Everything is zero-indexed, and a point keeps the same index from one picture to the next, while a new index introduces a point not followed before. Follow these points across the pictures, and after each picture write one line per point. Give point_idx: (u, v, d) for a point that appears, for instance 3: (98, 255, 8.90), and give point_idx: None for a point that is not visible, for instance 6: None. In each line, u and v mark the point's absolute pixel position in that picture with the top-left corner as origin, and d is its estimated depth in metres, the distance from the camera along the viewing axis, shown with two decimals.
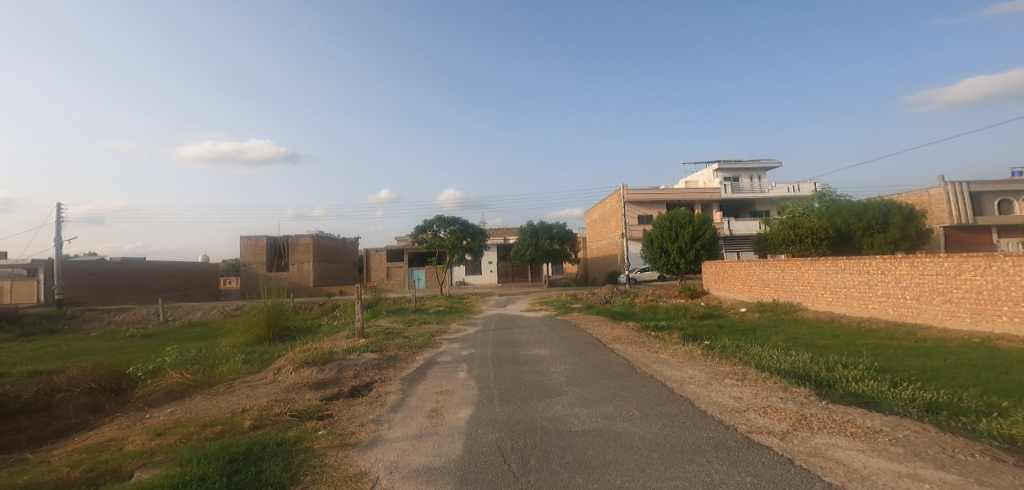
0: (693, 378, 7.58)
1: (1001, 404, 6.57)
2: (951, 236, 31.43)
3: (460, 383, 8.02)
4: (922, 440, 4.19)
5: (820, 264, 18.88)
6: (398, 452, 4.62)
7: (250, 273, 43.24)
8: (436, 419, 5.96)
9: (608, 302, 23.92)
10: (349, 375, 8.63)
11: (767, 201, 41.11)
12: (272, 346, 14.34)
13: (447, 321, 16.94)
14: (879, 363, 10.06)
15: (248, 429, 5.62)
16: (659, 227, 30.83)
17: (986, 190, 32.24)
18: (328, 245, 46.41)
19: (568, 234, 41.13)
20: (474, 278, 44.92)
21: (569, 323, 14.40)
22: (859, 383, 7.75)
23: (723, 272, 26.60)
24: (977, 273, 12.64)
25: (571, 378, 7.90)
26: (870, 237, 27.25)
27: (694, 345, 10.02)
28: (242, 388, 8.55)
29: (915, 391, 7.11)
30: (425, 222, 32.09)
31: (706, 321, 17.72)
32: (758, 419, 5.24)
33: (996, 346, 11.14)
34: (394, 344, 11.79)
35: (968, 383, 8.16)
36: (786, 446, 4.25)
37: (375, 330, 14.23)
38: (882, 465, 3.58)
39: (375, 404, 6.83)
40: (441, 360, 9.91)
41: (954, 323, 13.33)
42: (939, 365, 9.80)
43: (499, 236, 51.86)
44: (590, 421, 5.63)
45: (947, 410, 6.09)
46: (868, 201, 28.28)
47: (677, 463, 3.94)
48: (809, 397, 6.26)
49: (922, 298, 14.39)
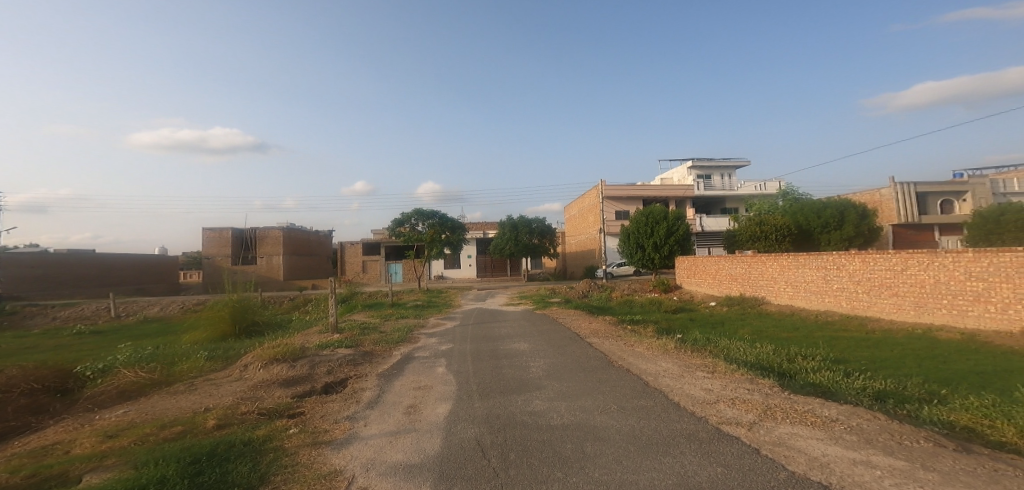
0: (667, 371, 7.82)
1: (940, 391, 7.12)
2: (898, 233, 33.43)
3: (438, 378, 8.00)
4: (873, 428, 4.47)
5: (783, 259, 19.62)
6: (375, 449, 4.57)
7: (213, 266, 41.46)
8: (414, 415, 5.93)
9: (585, 296, 24.30)
10: (322, 371, 8.45)
11: (735, 199, 42.39)
12: (237, 343, 13.87)
13: (425, 315, 16.83)
14: (835, 354, 10.63)
15: (211, 429, 5.44)
16: (635, 223, 31.41)
17: (931, 191, 34.31)
18: (299, 237, 45.19)
19: (547, 229, 41.27)
20: (453, 272, 44.65)
21: (548, 317, 14.52)
22: (816, 373, 8.18)
23: (695, 267, 27.32)
24: (921, 268, 13.54)
25: (550, 372, 7.99)
26: (827, 234, 28.70)
27: (667, 338, 10.30)
28: (204, 387, 8.24)
29: (866, 381, 7.54)
30: (403, 215, 31.57)
31: (678, 315, 18.29)
32: (727, 410, 5.46)
33: (938, 336, 11.95)
34: (370, 339, 11.60)
35: (912, 372, 8.76)
36: (752, 436, 4.46)
37: (350, 325, 14.03)
38: (839, 453, 3.80)
39: (350, 401, 6.73)
40: (419, 355, 9.84)
41: (900, 315, 14.24)
42: (887, 355, 10.45)
43: (477, 229, 51.71)
44: (568, 415, 5.74)
45: (894, 398, 6.53)
46: (826, 200, 29.73)
47: (653, 455, 4.07)
48: (773, 388, 6.54)
49: (872, 292, 15.28)
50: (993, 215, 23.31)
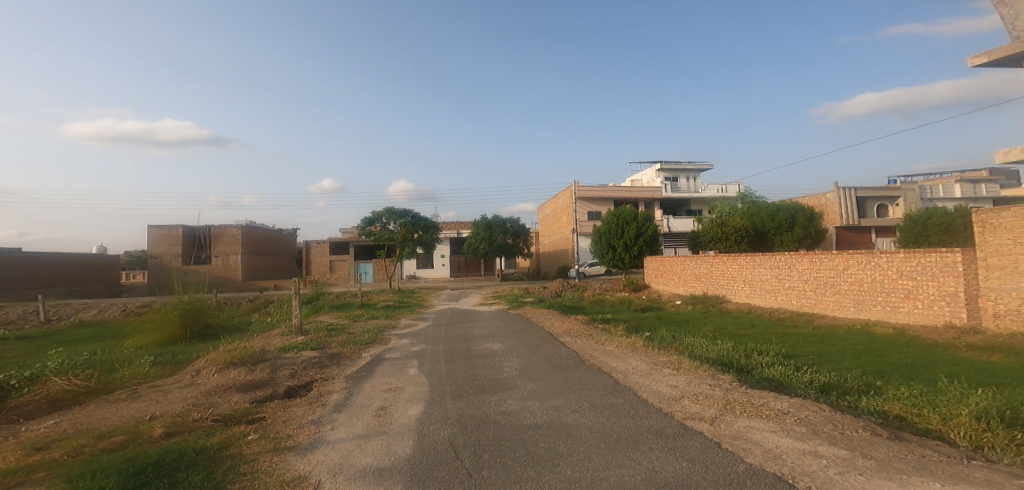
0: (635, 369, 8.01)
1: (876, 383, 7.68)
2: (840, 235, 35.68)
3: (410, 379, 7.87)
4: (819, 419, 4.77)
5: (741, 259, 20.50)
6: (343, 453, 4.44)
7: (160, 266, 39.01)
8: (384, 417, 5.81)
9: (558, 296, 24.53)
10: (284, 375, 8.12)
11: (700, 201, 43.78)
12: (187, 347, 13.12)
13: (396, 316, 16.51)
14: (787, 349, 11.23)
15: (158, 438, 5.11)
16: (607, 223, 32.02)
17: (868, 195, 36.83)
18: (260, 236, 43.32)
19: (520, 229, 41.29)
20: (425, 272, 44.02)
21: (521, 317, 14.52)
22: (771, 368, 8.62)
23: (662, 267, 28.07)
24: (860, 268, 14.62)
25: (523, 371, 8.02)
26: (780, 236, 30.27)
27: (636, 337, 10.56)
28: (151, 394, 7.74)
29: (812, 374, 8.02)
30: (373, 213, 30.78)
31: (647, 313, 18.77)
32: (691, 406, 5.67)
33: (876, 331, 12.90)
34: (337, 341, 11.27)
35: (852, 365, 9.39)
36: (714, 430, 4.65)
37: (315, 327, 13.57)
38: (789, 444, 4.06)
39: (315, 404, 6.50)
40: (390, 357, 9.65)
41: (841, 312, 15.25)
42: (832, 349, 11.13)
43: (450, 229, 51.23)
44: (541, 414, 5.78)
45: (837, 390, 6.99)
46: (779, 203, 31.44)
47: (623, 451, 4.17)
48: (732, 383, 6.85)
49: (818, 290, 16.24)
50: (921, 218, 25.38)
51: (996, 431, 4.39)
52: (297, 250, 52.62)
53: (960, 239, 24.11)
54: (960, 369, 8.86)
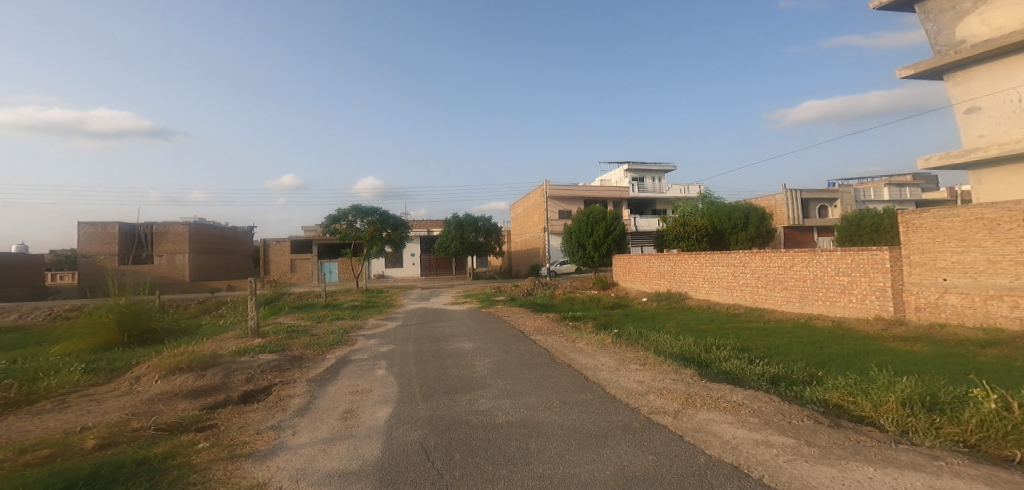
0: (604, 365, 8.14)
1: (819, 373, 8.18)
2: (787, 235, 37.74)
3: (377, 380, 7.67)
4: (770, 410, 5.02)
5: (701, 257, 21.26)
6: (305, 458, 4.27)
7: (93, 266, 36.31)
8: (350, 420, 5.63)
9: (530, 294, 24.59)
10: (239, 380, 7.71)
11: (665, 201, 45.06)
12: (127, 353, 12.26)
13: (363, 316, 16.07)
14: (741, 343, 11.77)
15: (92, 450, 4.72)
16: (577, 222, 32.43)
17: (810, 196, 39.07)
18: (211, 234, 41.09)
19: (492, 228, 41.05)
20: (394, 271, 43.18)
21: (492, 316, 14.43)
22: (728, 361, 8.99)
23: (629, 265, 28.69)
24: (803, 266, 15.53)
25: (494, 370, 7.98)
26: (735, 235, 31.66)
27: (604, 333, 10.74)
28: (85, 404, 7.16)
29: (763, 367, 8.43)
30: (338, 211, 29.83)
31: (615, 311, 19.15)
32: (656, 400, 5.82)
33: (817, 324, 13.78)
34: (298, 343, 10.85)
35: (798, 357, 9.96)
36: (677, 423, 4.80)
37: (274, 329, 13.01)
38: (745, 435, 4.25)
39: (274, 409, 6.22)
40: (356, 358, 9.38)
41: (788, 307, 16.14)
42: (780, 342, 11.76)
43: (420, 227, 50.45)
44: (513, 412, 5.77)
45: (785, 381, 7.38)
46: (735, 204, 32.90)
47: (592, 447, 4.23)
48: (693, 377, 7.10)
49: (768, 287, 17.10)
50: (854, 219, 27.02)
51: (919, 415, 4.74)
52: (255, 249, 50.38)
53: (889, 238, 26.03)
54: (891, 358, 9.58)
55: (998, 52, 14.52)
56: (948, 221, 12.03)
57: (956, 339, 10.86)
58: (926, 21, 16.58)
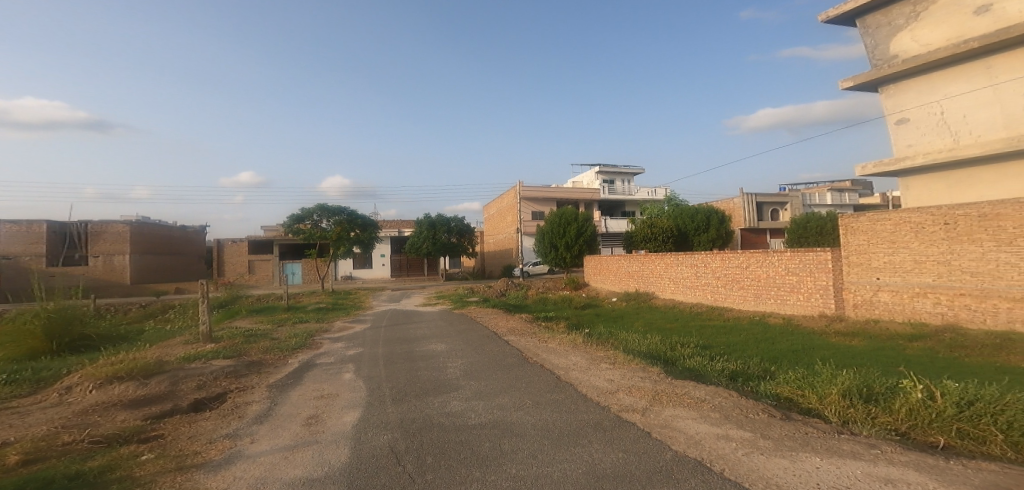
0: (576, 365, 8.21)
1: (772, 368, 8.57)
2: (744, 237, 39.41)
3: (344, 385, 7.46)
4: (729, 405, 5.21)
5: (667, 258, 21.84)
6: (265, 467, 4.08)
7: (16, 268, 33.60)
8: (315, 426, 5.44)
9: (503, 295, 24.53)
10: (189, 387, 7.26)
11: (633, 203, 46.11)
12: (59, 362, 11.37)
13: (329, 318, 15.61)
14: (702, 340, 12.16)
15: (16, 466, 4.26)
16: (550, 223, 32.64)
17: (765, 200, 40.87)
18: (154, 234, 38.92)
19: (465, 228, 40.69)
20: (362, 272, 42.21)
21: (464, 317, 14.30)
22: (692, 359, 9.26)
23: (599, 265, 29.12)
24: (757, 266, 16.22)
25: (467, 372, 7.91)
26: (697, 237, 32.77)
27: (576, 333, 10.86)
28: (7, 418, 6.51)
29: (722, 363, 8.75)
30: (303, 211, 28.84)
31: (586, 310, 19.38)
32: (625, 398, 5.93)
33: (770, 321, 14.47)
34: (256, 348, 10.39)
35: (754, 352, 10.40)
36: (645, 420, 4.89)
37: (229, 333, 12.42)
38: (707, 430, 4.38)
39: (229, 417, 5.90)
40: (321, 362, 9.08)
41: (745, 305, 16.82)
42: (738, 339, 12.22)
43: (391, 227, 49.48)
44: (486, 414, 5.73)
45: (743, 376, 7.68)
46: (697, 206, 34.06)
47: (564, 447, 4.25)
48: (660, 375, 7.28)
49: (727, 286, 17.76)
50: (801, 222, 28.49)
51: (858, 406, 5.05)
52: (206, 250, 48.17)
53: (831, 241, 27.59)
54: (832, 352, 10.16)
55: (924, 68, 15.70)
56: (881, 224, 12.91)
57: (887, 333, 11.66)
58: (865, 35, 17.59)
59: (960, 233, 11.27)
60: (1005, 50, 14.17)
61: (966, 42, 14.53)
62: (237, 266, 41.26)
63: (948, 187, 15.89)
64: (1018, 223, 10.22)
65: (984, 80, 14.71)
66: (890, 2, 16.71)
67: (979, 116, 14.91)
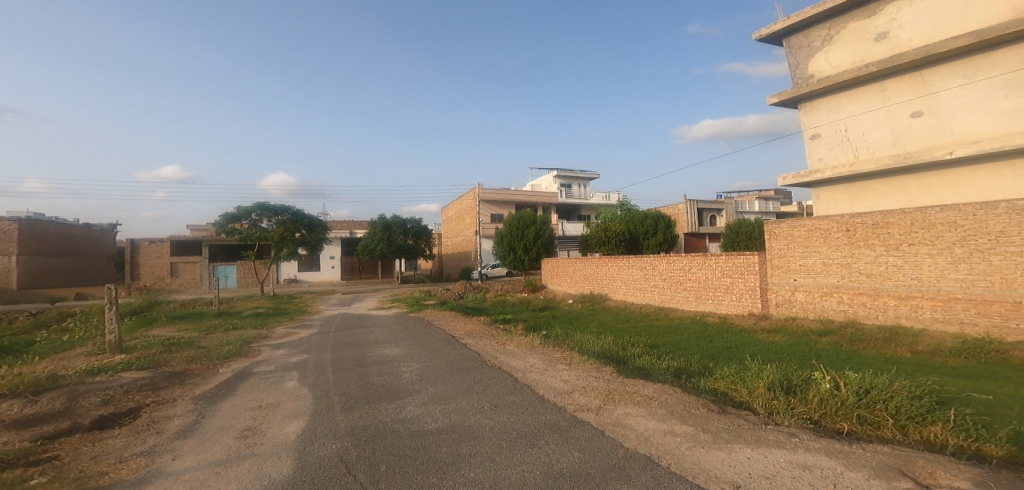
0: (533, 366, 8.29)
1: (712, 365, 9.01)
2: (688, 241, 41.46)
3: (287, 393, 7.10)
4: (674, 401, 5.45)
5: (619, 260, 22.51)
6: (195, 483, 3.79)
7: None
8: (253, 438, 5.13)
9: (461, 297, 24.30)
10: (97, 402, 6.51)
11: (589, 207, 47.24)
12: None
13: (269, 324, 14.80)
14: (651, 340, 12.62)
15: None
16: (508, 226, 32.77)
17: (707, 206, 43.19)
18: (48, 232, 35.02)
19: (422, 230, 39.96)
20: (309, 275, 40.48)
21: (421, 320, 14.03)
22: (643, 358, 9.58)
23: (556, 268, 29.50)
24: (697, 268, 17.06)
25: (423, 376, 7.78)
26: (647, 241, 34.02)
27: (534, 335, 10.95)
28: None
29: (669, 361, 9.11)
30: (241, 210, 27.20)
31: (544, 312, 19.57)
32: (581, 398, 6.04)
33: (708, 320, 15.29)
34: (178, 358, 9.63)
35: (697, 350, 10.92)
36: (598, 419, 5.01)
37: (146, 342, 11.43)
38: (655, 426, 4.54)
39: (148, 432, 5.38)
40: (258, 371, 8.58)
41: (687, 305, 17.64)
42: (681, 338, 12.77)
43: (343, 228, 47.89)
44: (443, 418, 5.65)
45: (687, 373, 8.03)
46: (647, 211, 35.40)
47: (521, 449, 4.26)
48: (613, 374, 7.49)
49: (672, 287, 18.54)
50: (734, 227, 30.35)
51: (781, 398, 5.44)
52: (117, 251, 44.05)
53: (760, 246, 29.47)
54: (758, 348, 10.84)
55: (834, 88, 17.16)
56: (796, 231, 14.00)
57: (801, 329, 12.67)
58: (788, 55, 18.95)
59: (857, 238, 12.62)
60: (897, 76, 15.81)
61: (866, 65, 16.04)
62: (156, 268, 38.07)
63: (850, 197, 17.42)
64: (902, 230, 11.66)
65: (879, 102, 16.28)
66: (810, 25, 18.14)
67: (875, 134, 16.43)
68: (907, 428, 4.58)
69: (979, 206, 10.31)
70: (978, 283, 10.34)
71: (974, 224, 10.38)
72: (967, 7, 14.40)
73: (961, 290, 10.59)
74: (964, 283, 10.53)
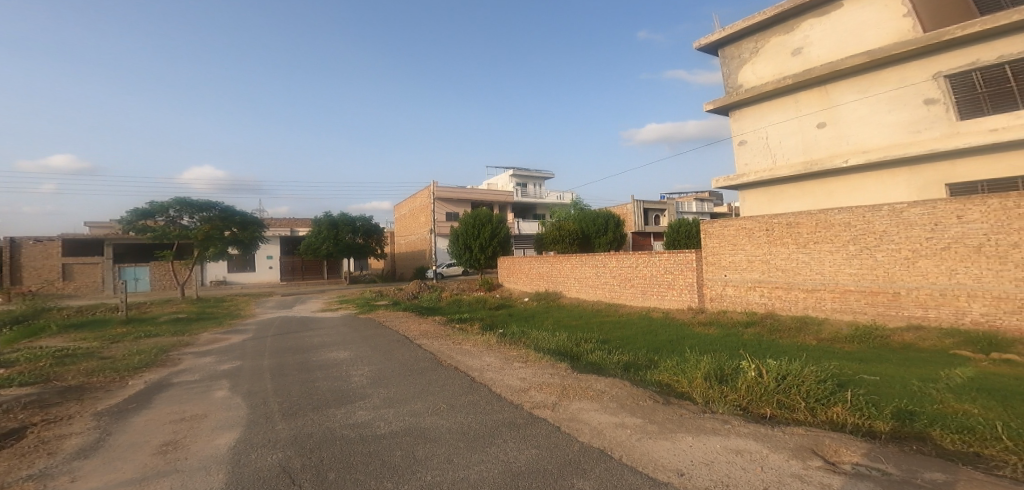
0: (489, 365, 8.24)
1: (656, 358, 9.33)
2: (636, 240, 42.97)
3: (216, 404, 6.64)
4: (624, 394, 5.59)
5: (572, 259, 22.95)
6: None
7: None
8: (176, 453, 4.74)
9: (414, 297, 23.85)
10: None
11: (544, 207, 47.82)
12: None
13: (193, 330, 13.80)
14: (602, 335, 12.95)
15: None
16: (463, 224, 32.57)
17: (655, 206, 44.99)
18: None
19: (372, 227, 38.79)
20: (239, 277, 38.28)
21: (372, 322, 13.61)
22: (595, 353, 9.78)
23: (511, 267, 29.62)
24: (642, 266, 17.70)
25: (374, 379, 7.53)
26: (599, 239, 34.89)
27: (490, 334, 10.89)
28: None
29: (617, 356, 9.35)
30: (156, 207, 25.06)
31: (498, 311, 19.61)
32: (536, 395, 6.06)
33: (652, 315, 15.91)
34: (77, 371, 8.75)
35: (643, 344, 11.33)
36: (553, 415, 5.06)
37: (39, 354, 10.27)
38: (607, 420, 4.63)
39: (40, 454, 4.82)
40: (178, 381, 7.98)
41: (634, 301, 18.26)
42: (627, 333, 13.22)
43: (286, 227, 45.58)
44: (396, 421, 5.49)
45: (633, 367, 8.26)
46: (597, 211, 36.36)
47: (478, 448, 4.22)
48: (566, 370, 7.60)
49: (620, 284, 19.13)
50: (676, 227, 31.69)
51: (715, 387, 5.71)
52: None
53: (696, 245, 31.14)
54: (696, 340, 11.39)
55: (758, 98, 18.31)
56: (727, 229, 14.78)
57: (731, 321, 13.48)
58: (722, 66, 19.92)
59: (774, 237, 13.53)
60: (806, 88, 17.09)
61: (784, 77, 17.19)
62: (44, 272, 34.19)
63: (770, 199, 18.66)
64: (809, 230, 12.62)
65: (794, 111, 17.54)
66: (741, 37, 19.22)
67: (790, 142, 17.70)
68: (815, 410, 4.92)
69: (867, 209, 11.44)
70: (866, 276, 11.44)
71: (863, 225, 11.49)
72: (865, 29, 15.79)
73: (852, 283, 11.70)
74: (856, 277, 11.63)
